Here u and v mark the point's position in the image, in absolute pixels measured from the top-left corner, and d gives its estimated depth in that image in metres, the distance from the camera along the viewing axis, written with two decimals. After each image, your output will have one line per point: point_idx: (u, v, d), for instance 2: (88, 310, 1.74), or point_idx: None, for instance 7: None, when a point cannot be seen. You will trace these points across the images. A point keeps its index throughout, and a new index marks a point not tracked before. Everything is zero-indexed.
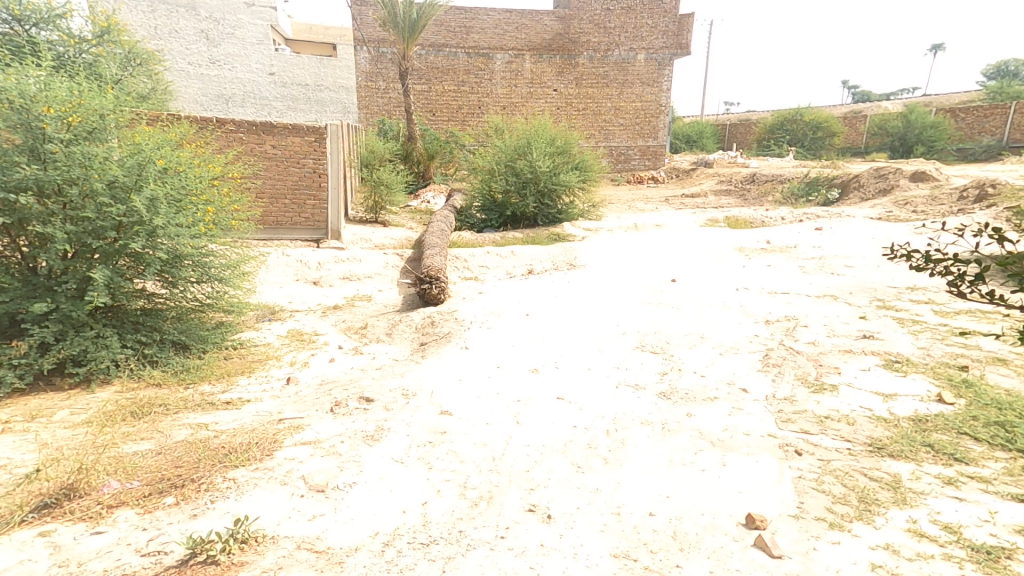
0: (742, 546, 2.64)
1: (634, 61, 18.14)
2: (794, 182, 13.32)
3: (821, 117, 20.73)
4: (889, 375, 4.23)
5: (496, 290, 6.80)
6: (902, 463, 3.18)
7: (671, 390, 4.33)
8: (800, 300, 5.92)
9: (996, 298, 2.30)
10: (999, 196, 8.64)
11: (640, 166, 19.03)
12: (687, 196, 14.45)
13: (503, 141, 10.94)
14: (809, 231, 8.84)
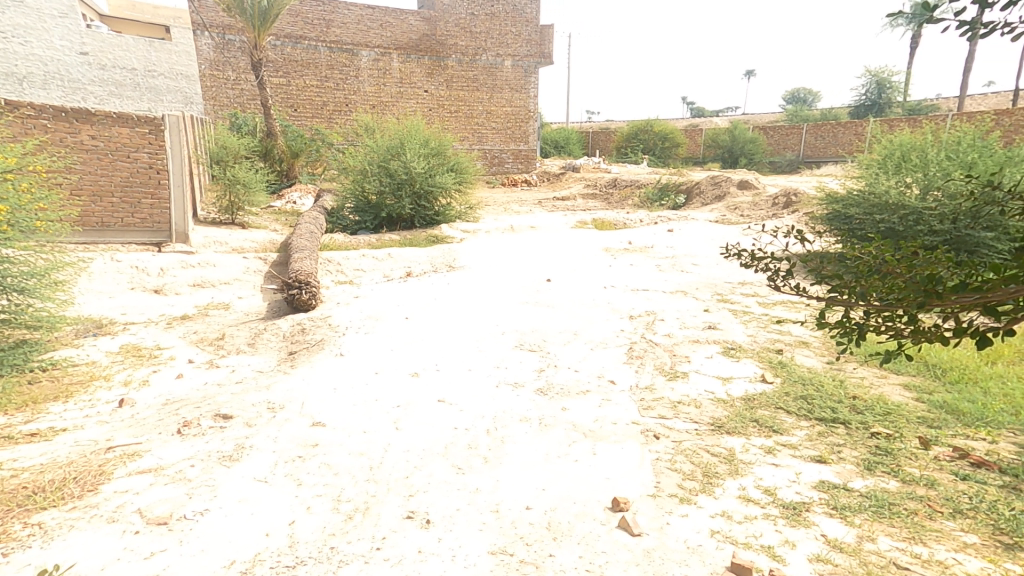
0: (608, 529, 2.83)
1: (501, 67, 18.65)
2: (648, 188, 14.66)
3: (667, 129, 23.01)
4: (726, 360, 4.82)
5: (373, 294, 6.60)
6: (735, 438, 3.63)
7: (548, 386, 4.52)
8: (657, 296, 6.51)
9: (805, 290, 2.59)
10: (802, 202, 10.27)
11: (514, 169, 19.70)
12: (558, 199, 15.22)
13: (374, 141, 10.76)
14: (663, 232, 9.77)
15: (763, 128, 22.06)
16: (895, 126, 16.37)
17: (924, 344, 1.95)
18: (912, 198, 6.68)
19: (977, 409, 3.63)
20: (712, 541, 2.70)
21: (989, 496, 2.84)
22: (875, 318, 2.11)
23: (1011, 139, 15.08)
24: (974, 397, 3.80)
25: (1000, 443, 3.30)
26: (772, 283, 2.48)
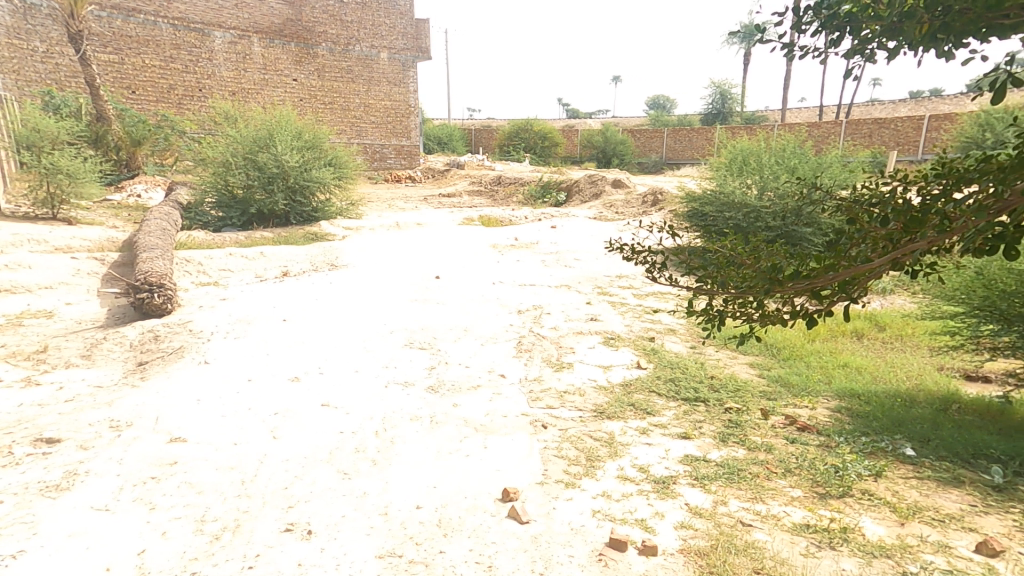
0: (498, 519, 2.82)
1: (377, 60, 18.23)
2: (531, 185, 15.19)
3: (546, 129, 23.65)
4: (607, 350, 5.11)
5: (243, 295, 6.11)
6: (615, 422, 3.87)
7: (439, 383, 4.46)
8: (543, 290, 6.74)
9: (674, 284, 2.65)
10: (667, 200, 11.24)
11: (397, 165, 19.48)
12: (444, 196, 15.23)
13: (238, 131, 10.05)
14: (546, 229, 10.15)
15: (631, 131, 23.78)
16: (737, 131, 18.44)
17: (768, 328, 2.08)
18: (752, 197, 7.56)
19: (803, 381, 4.20)
20: (594, 520, 2.82)
21: (810, 454, 3.28)
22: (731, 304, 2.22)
23: (823, 145, 17.76)
24: (801, 370, 4.40)
25: (819, 408, 3.84)
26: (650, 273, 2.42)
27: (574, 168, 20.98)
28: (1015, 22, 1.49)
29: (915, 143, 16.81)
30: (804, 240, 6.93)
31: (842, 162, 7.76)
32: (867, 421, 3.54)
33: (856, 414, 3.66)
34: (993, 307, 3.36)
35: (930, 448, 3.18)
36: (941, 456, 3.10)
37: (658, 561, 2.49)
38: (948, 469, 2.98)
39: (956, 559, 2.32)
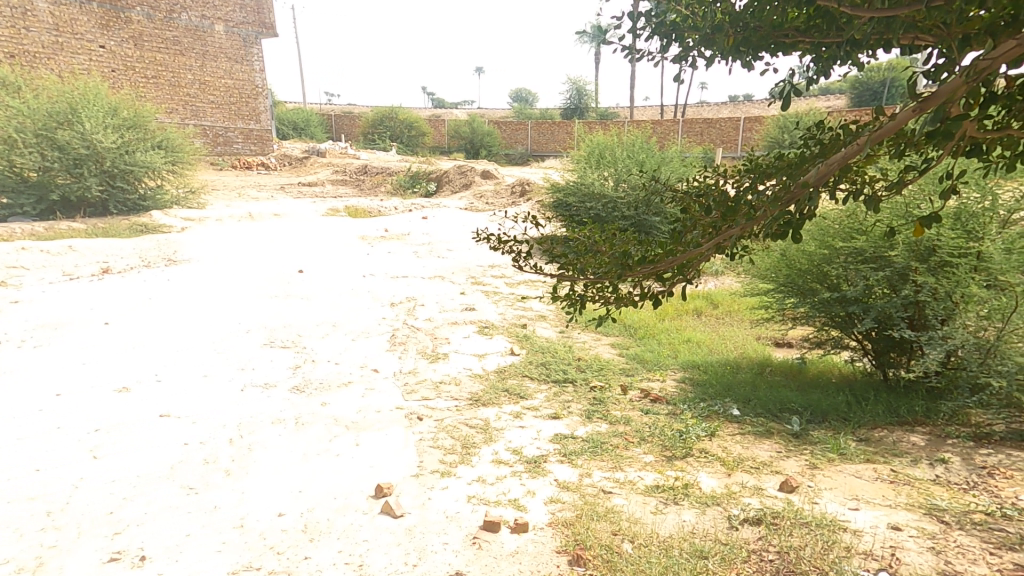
0: (371, 517, 2.71)
1: (211, 32, 16.41)
2: (400, 175, 14.90)
3: (412, 117, 22.93)
4: (481, 338, 5.19)
5: (48, 298, 5.21)
6: (490, 409, 3.93)
7: (304, 382, 4.18)
8: (417, 282, 6.65)
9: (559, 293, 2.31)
10: (534, 191, 11.69)
11: (245, 150, 17.89)
12: (304, 184, 14.34)
13: (27, 104, 8.59)
14: (417, 219, 10.03)
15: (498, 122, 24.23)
16: (594, 127, 19.61)
17: (620, 309, 1.99)
18: (609, 189, 8.12)
19: (655, 357, 4.64)
20: (470, 506, 2.82)
21: (661, 422, 3.63)
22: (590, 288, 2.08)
23: (665, 141, 19.67)
24: (654, 347, 4.87)
25: (667, 380, 4.28)
26: (515, 260, 1.89)
27: (442, 157, 20.92)
28: (794, 40, 1.64)
29: (734, 141, 19.36)
30: (652, 228, 7.64)
31: (681, 157, 8.66)
32: (704, 388, 4.02)
33: (696, 383, 4.14)
34: (794, 283, 3.98)
35: (750, 407, 3.68)
36: (757, 412, 3.62)
37: (529, 537, 2.57)
38: (762, 422, 3.48)
39: (767, 498, 2.73)
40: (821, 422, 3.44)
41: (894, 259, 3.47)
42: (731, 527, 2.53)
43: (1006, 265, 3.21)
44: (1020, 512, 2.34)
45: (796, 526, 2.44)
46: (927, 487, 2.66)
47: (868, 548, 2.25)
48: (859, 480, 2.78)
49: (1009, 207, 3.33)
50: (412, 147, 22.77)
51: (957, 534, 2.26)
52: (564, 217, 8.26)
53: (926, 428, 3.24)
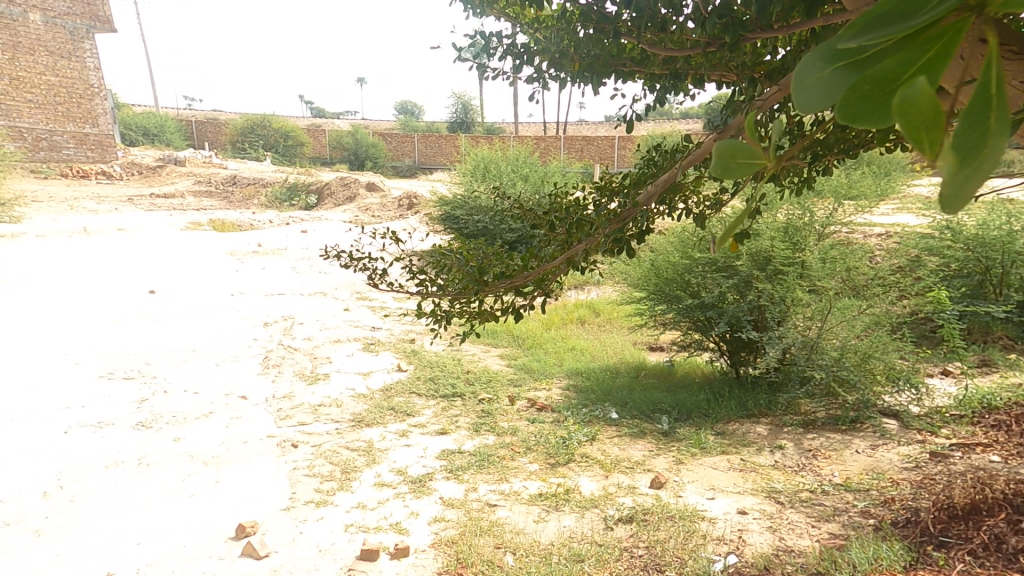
0: (227, 562, 2.46)
1: (24, 21, 14.19)
2: (274, 187, 14.07)
3: (288, 125, 21.68)
4: (366, 356, 5.02)
5: None
6: (374, 429, 3.77)
7: (152, 417, 3.74)
8: (295, 299, 6.29)
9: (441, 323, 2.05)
10: (422, 203, 11.61)
11: (80, 157, 15.76)
12: (159, 196, 12.98)
13: None
14: (296, 233, 9.54)
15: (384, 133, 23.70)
16: (479, 140, 19.88)
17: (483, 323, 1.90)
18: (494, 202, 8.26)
19: (542, 365, 4.76)
20: (347, 535, 2.68)
21: (546, 430, 3.70)
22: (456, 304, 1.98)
23: (547, 156, 20.48)
24: (540, 356, 5.00)
25: (553, 389, 4.41)
26: (370, 278, 1.78)
27: (323, 169, 20.00)
28: (630, 69, 1.65)
29: (610, 158, 20.68)
30: None
31: (560, 172, 9.06)
32: (586, 394, 4.19)
33: (579, 389, 4.31)
34: (662, 290, 4.26)
35: (626, 410, 3.90)
36: (633, 414, 3.84)
37: (409, 561, 2.48)
38: (636, 424, 3.70)
39: (639, 496, 2.90)
40: (687, 419, 3.74)
41: (740, 269, 3.95)
42: (607, 527, 2.65)
43: (822, 272, 3.76)
44: (836, 486, 2.71)
45: (663, 520, 2.62)
46: (769, 472, 2.98)
47: (721, 533, 2.47)
48: (716, 471, 3.05)
49: (823, 222, 3.96)
50: (292, 156, 21.51)
51: (789, 512, 2.55)
52: (452, 230, 8.25)
53: (768, 418, 3.65)
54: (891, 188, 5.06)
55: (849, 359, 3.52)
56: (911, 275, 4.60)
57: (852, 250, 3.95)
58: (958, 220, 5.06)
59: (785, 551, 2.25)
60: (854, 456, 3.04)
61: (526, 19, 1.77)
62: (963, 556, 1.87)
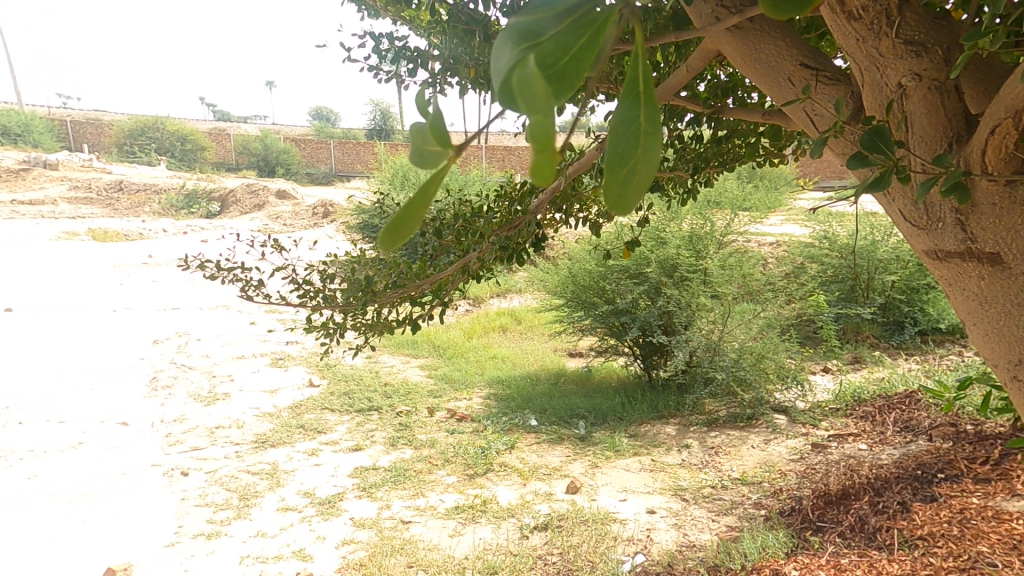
0: None
1: None
2: (170, 195, 13.37)
3: (190, 128, 20.30)
4: (274, 372, 4.76)
5: None
6: (280, 450, 3.56)
7: (6, 454, 3.37)
8: (190, 314, 5.98)
9: (332, 332, 1.98)
10: (338, 211, 11.26)
11: None
12: (27, 205, 11.78)
13: None
14: (195, 244, 9.06)
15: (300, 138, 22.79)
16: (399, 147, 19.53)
17: (378, 333, 1.88)
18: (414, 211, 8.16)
19: (462, 375, 4.71)
20: (241, 568, 2.49)
21: (465, 441, 3.65)
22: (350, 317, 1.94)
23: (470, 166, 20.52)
24: (461, 366, 4.96)
25: (474, 398, 4.37)
26: (243, 289, 1.66)
27: (231, 175, 18.78)
28: None
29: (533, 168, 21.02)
30: None
31: (480, 181, 9.12)
32: (506, 402, 4.19)
33: (499, 398, 4.29)
34: (579, 297, 4.37)
35: (545, 416, 3.93)
36: (551, 420, 3.87)
37: None
38: (554, 430, 3.74)
39: (555, 502, 2.91)
40: (602, 423, 3.82)
41: (650, 275, 4.13)
42: (522, 537, 2.63)
43: (721, 278, 4.03)
44: (734, 480, 2.87)
45: (577, 524, 2.64)
46: (676, 470, 3.10)
47: (630, 533, 2.53)
48: (628, 472, 3.14)
49: (722, 232, 4.26)
50: (197, 160, 20.01)
51: (693, 508, 2.67)
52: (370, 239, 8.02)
53: (677, 419, 3.81)
54: (779, 201, 5.51)
55: (746, 360, 3.78)
56: (798, 280, 5.02)
57: (747, 258, 4.27)
58: (834, 231, 5.61)
59: (687, 546, 2.35)
60: (750, 450, 3.24)
61: (421, 22, 1.72)
62: (834, 539, 2.07)
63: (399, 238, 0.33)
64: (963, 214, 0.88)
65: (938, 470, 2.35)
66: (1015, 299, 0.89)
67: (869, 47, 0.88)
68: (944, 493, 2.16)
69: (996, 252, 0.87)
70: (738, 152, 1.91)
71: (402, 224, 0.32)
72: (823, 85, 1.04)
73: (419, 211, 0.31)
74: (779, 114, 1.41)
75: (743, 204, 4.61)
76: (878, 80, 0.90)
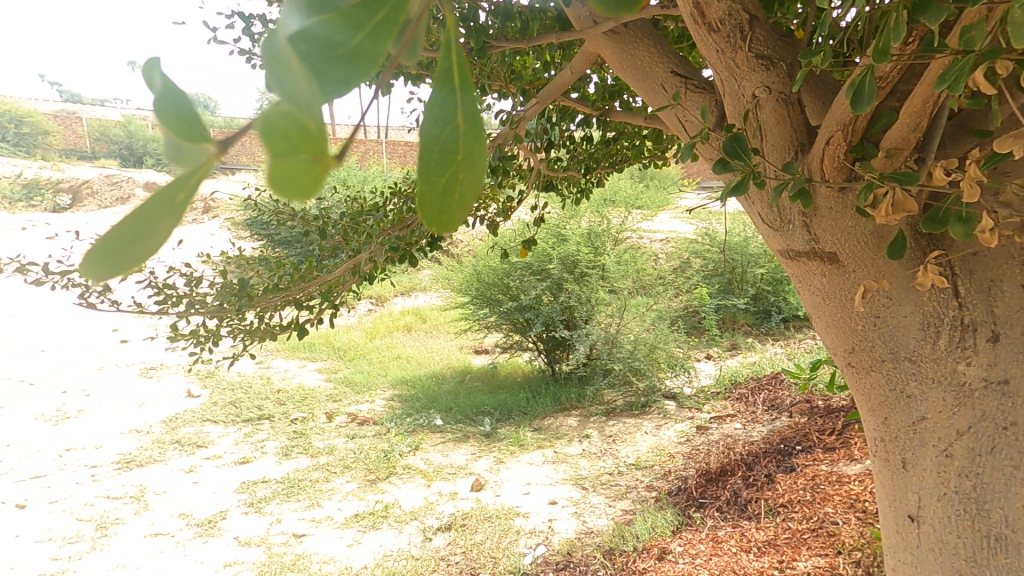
0: None
1: None
2: (10, 187, 11.56)
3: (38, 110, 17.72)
4: (145, 384, 4.39)
5: None
6: (147, 470, 3.25)
7: None
8: (39, 331, 5.43)
9: (203, 339, 1.81)
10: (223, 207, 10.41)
11: None
12: None
13: None
14: (45, 245, 8.07)
15: None
16: None
17: (258, 339, 1.75)
18: None
19: (364, 377, 4.53)
20: None
21: (367, 445, 3.50)
22: (227, 324, 1.78)
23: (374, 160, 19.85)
24: (363, 368, 4.77)
25: (377, 400, 4.22)
26: (84, 297, 1.46)
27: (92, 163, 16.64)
28: (417, 73, 1.63)
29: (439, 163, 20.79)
30: None
31: (381, 177, 8.87)
32: (411, 402, 4.09)
33: (403, 399, 4.17)
34: (483, 294, 4.40)
35: (451, 415, 3.88)
36: (457, 419, 3.83)
37: None
38: (459, 428, 3.70)
39: (460, 501, 2.86)
40: (507, 418, 3.84)
41: (552, 271, 4.26)
42: (425, 539, 2.56)
43: (618, 273, 4.23)
44: (629, 466, 3.01)
45: (481, 521, 2.62)
46: (576, 460, 3.20)
47: (532, 526, 2.56)
48: (532, 466, 3.18)
49: (618, 228, 4.47)
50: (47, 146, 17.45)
51: (591, 495, 2.76)
52: (259, 237, 7.45)
53: (578, 410, 3.93)
54: (667, 200, 5.90)
55: (640, 350, 4.01)
56: (684, 275, 5.41)
57: (640, 254, 4.52)
58: (714, 228, 6.12)
59: (585, 533, 2.42)
60: (644, 436, 3.42)
61: None
62: (713, 514, 2.25)
63: (133, 265, 0.22)
64: (808, 217, 0.98)
65: (798, 442, 2.63)
66: (849, 294, 0.99)
67: (727, 58, 0.95)
68: (800, 463, 2.43)
69: (834, 251, 0.98)
70: (625, 154, 1.99)
71: (136, 242, 0.21)
72: (691, 92, 1.09)
73: (165, 226, 0.21)
74: (659, 117, 1.47)
75: (635, 202, 4.88)
76: (736, 89, 0.97)
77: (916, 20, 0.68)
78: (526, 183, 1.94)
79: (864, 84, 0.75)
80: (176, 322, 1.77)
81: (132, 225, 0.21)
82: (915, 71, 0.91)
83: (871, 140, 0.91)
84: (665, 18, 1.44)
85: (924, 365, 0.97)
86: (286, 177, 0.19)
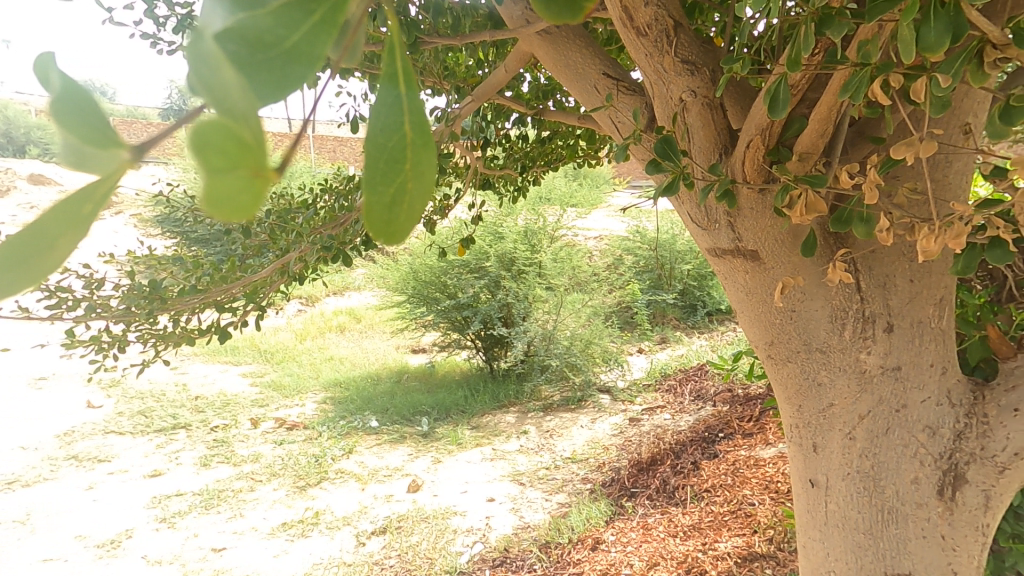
0: None
1: None
2: None
3: None
4: (37, 397, 4.16)
5: None
6: (36, 488, 3.08)
7: None
8: None
9: (106, 346, 1.64)
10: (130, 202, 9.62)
11: None
12: None
13: None
14: None
15: None
16: None
17: (171, 343, 1.61)
18: None
19: (293, 381, 4.34)
20: None
21: (297, 451, 3.34)
22: (139, 329, 1.63)
23: None
24: (293, 370, 4.57)
25: (308, 403, 4.05)
26: None
27: None
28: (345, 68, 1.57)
29: None
30: None
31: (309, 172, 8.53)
32: (344, 405, 3.95)
33: (336, 401, 4.03)
34: (420, 293, 4.33)
35: (387, 416, 3.78)
36: (393, 419, 3.74)
37: None
38: (396, 429, 3.61)
39: (396, 503, 2.79)
40: (445, 417, 3.80)
41: (489, 269, 4.26)
42: (358, 544, 2.47)
43: (554, 270, 4.30)
44: (565, 460, 3.05)
45: (418, 522, 2.57)
46: (513, 456, 3.21)
47: (469, 524, 2.54)
48: (470, 463, 3.16)
49: (553, 226, 4.54)
50: None
51: (529, 490, 2.78)
52: (172, 235, 6.93)
53: (516, 406, 3.95)
54: (600, 199, 6.07)
55: (576, 346, 4.11)
56: (617, 272, 5.59)
57: (575, 251, 4.62)
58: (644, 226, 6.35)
59: (523, 528, 2.43)
60: (580, 429, 3.49)
61: None
62: (644, 502, 2.32)
63: (36, 276, 0.22)
64: (732, 216, 1.03)
65: (720, 429, 2.77)
66: (768, 289, 1.05)
67: (655, 62, 0.97)
68: (722, 449, 2.56)
69: (755, 250, 1.03)
70: (560, 153, 2.02)
71: (42, 252, 0.21)
72: (622, 94, 1.10)
73: (69, 242, 0.21)
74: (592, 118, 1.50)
75: (569, 201, 4.98)
76: (664, 92, 1.00)
77: (822, 33, 0.72)
78: (463, 181, 1.91)
79: (778, 91, 0.79)
80: (73, 328, 1.60)
81: (34, 235, 0.21)
82: (820, 81, 0.97)
83: (785, 144, 0.96)
84: (595, 21, 1.46)
85: (832, 355, 1.04)
86: (225, 205, 0.17)
